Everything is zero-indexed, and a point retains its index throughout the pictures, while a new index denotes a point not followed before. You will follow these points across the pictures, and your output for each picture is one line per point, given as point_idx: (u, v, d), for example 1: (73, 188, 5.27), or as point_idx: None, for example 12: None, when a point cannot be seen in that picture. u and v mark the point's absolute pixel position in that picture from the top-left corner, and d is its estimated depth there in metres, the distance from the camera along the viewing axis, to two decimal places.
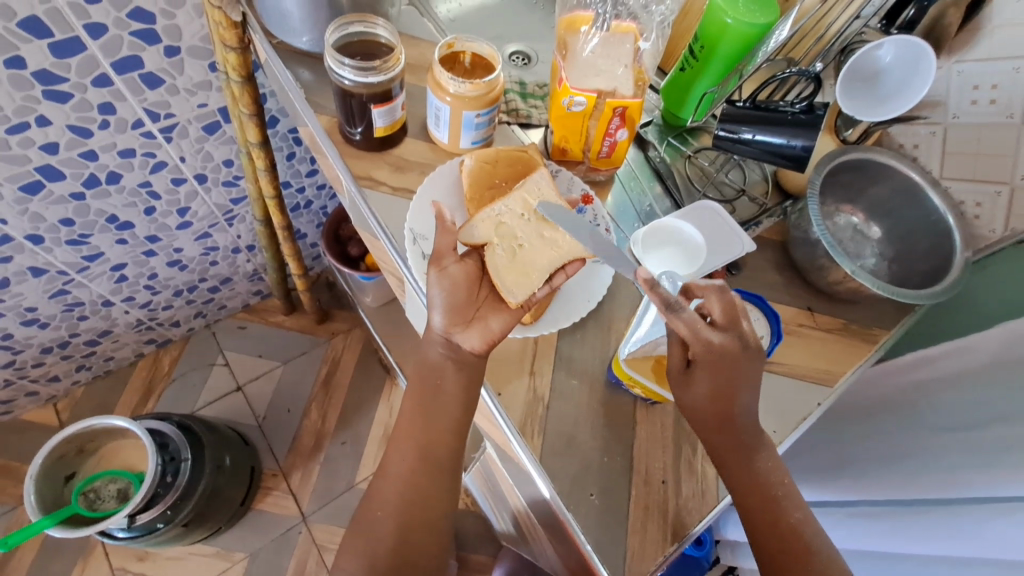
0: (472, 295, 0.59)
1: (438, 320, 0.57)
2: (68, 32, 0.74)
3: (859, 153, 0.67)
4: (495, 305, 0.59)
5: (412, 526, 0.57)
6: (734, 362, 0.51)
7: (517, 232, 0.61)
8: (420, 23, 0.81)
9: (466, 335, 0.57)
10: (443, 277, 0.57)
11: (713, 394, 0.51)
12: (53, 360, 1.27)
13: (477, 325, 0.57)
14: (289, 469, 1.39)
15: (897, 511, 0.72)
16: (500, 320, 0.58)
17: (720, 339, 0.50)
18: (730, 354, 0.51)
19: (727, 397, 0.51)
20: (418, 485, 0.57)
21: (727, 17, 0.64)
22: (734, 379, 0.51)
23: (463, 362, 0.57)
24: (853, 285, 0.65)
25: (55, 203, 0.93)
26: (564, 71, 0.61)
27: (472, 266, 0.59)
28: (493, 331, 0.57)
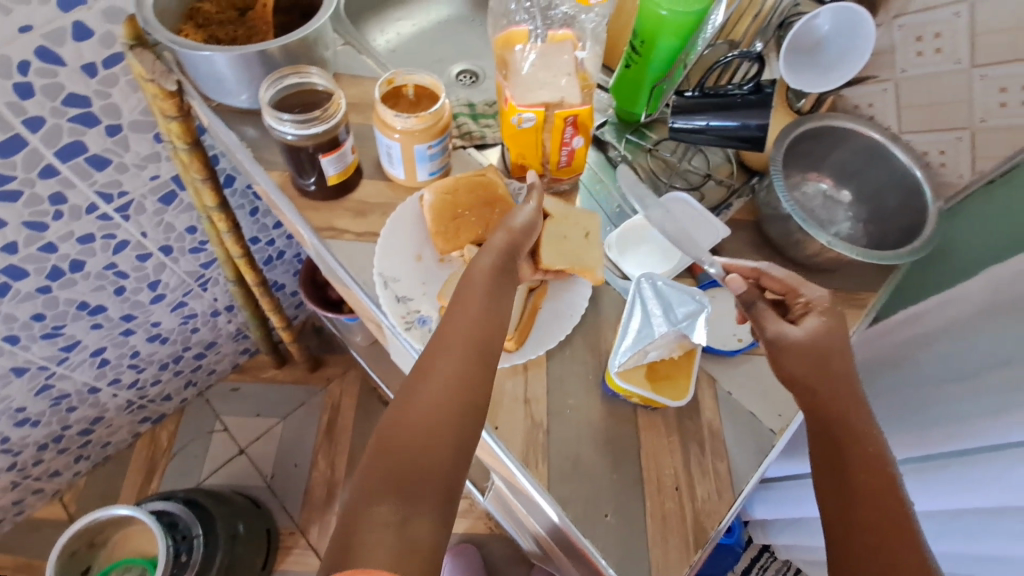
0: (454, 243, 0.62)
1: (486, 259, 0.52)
2: (7, 130, 0.73)
3: (814, 122, 0.67)
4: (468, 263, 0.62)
5: (411, 438, 0.42)
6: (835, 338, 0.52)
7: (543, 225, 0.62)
8: (358, 61, 0.80)
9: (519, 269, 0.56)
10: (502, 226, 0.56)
11: (812, 362, 0.50)
12: (49, 456, 1.24)
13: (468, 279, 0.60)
14: (306, 525, 1.35)
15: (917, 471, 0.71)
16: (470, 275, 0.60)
17: (808, 295, 0.54)
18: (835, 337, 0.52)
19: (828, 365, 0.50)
20: (445, 385, 0.45)
21: (662, 9, 0.63)
22: (832, 356, 0.51)
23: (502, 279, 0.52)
24: (832, 254, 0.64)
25: (22, 300, 0.91)
26: (508, 90, 0.61)
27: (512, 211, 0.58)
28: (495, 248, 0.54)
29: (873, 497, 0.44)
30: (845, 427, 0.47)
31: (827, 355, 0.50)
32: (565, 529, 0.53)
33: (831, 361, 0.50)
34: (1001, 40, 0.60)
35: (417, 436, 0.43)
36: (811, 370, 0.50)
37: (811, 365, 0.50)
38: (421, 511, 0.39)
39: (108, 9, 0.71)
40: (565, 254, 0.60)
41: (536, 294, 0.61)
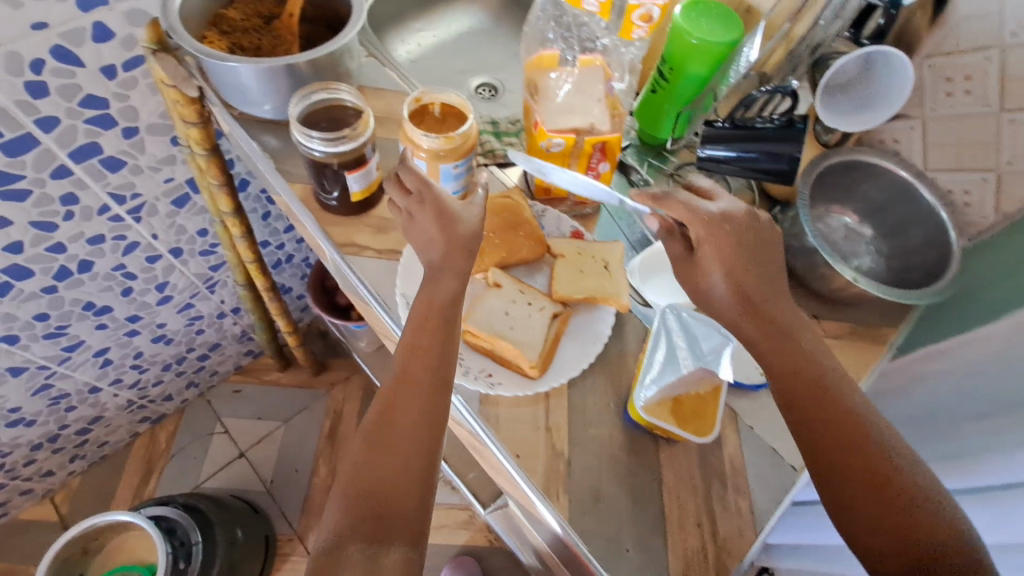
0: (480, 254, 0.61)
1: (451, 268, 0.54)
2: (19, 130, 0.71)
3: (841, 156, 0.67)
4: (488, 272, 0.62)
5: (377, 482, 0.45)
6: (755, 258, 0.51)
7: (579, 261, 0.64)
8: (382, 73, 0.80)
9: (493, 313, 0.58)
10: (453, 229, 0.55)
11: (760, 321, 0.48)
12: (46, 455, 1.22)
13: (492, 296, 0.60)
14: (304, 532, 1.34)
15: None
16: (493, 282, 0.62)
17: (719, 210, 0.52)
18: (749, 244, 0.51)
19: (756, 302, 0.49)
20: (406, 426, 0.47)
21: (693, 39, 0.63)
22: (753, 285, 0.50)
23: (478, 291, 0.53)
24: (857, 290, 0.64)
25: (27, 300, 0.89)
26: (537, 114, 0.60)
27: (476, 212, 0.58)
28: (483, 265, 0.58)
29: (873, 472, 0.42)
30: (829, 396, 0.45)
31: (755, 288, 0.49)
32: (582, 561, 0.52)
33: (762, 299, 0.49)
34: None
35: (379, 483, 0.45)
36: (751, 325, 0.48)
37: (774, 331, 0.48)
38: (393, 553, 0.42)
39: (130, 11, 0.69)
40: (585, 285, 0.62)
41: (559, 320, 0.60)
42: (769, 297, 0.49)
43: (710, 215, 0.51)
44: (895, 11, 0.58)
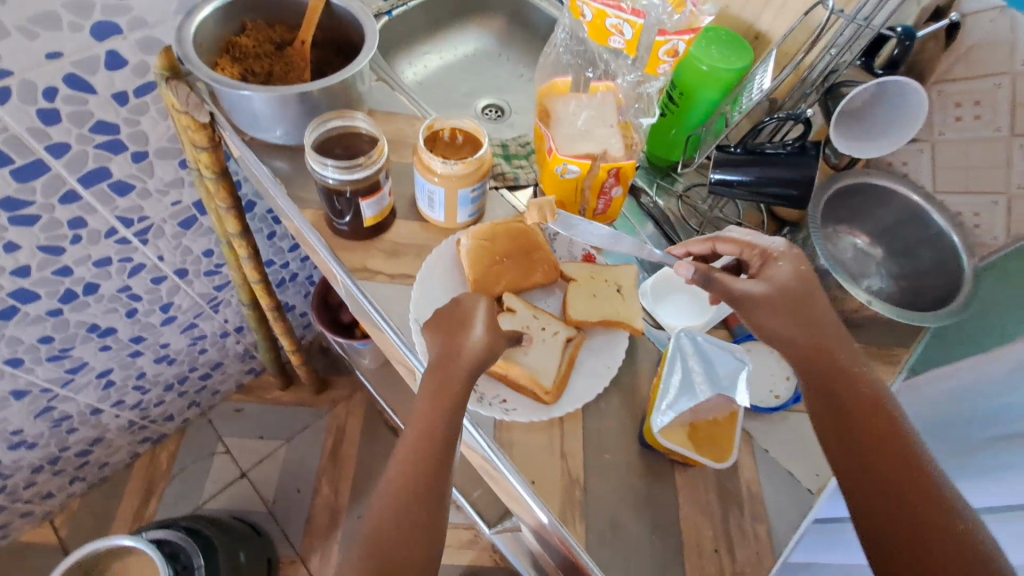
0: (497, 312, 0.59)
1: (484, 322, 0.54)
2: (29, 156, 0.71)
3: (851, 178, 0.68)
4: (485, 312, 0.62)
5: (407, 525, 0.46)
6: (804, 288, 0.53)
7: (591, 286, 0.64)
8: (392, 97, 0.80)
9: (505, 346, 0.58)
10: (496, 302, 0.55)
11: (809, 334, 0.51)
12: (45, 478, 1.20)
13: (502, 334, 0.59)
14: (306, 553, 1.32)
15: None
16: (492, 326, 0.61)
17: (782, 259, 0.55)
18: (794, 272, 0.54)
19: (815, 325, 0.52)
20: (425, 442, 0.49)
21: (703, 65, 0.65)
22: (812, 308, 0.52)
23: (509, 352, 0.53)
24: (867, 311, 0.65)
25: (31, 324, 0.89)
26: (552, 141, 0.61)
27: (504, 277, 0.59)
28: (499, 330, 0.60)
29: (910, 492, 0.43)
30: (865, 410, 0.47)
31: (811, 309, 0.52)
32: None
33: (815, 319, 0.52)
34: None
35: (406, 525, 0.46)
36: (803, 336, 0.51)
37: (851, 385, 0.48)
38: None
39: (143, 39, 0.69)
40: (599, 310, 0.62)
41: (574, 344, 0.60)
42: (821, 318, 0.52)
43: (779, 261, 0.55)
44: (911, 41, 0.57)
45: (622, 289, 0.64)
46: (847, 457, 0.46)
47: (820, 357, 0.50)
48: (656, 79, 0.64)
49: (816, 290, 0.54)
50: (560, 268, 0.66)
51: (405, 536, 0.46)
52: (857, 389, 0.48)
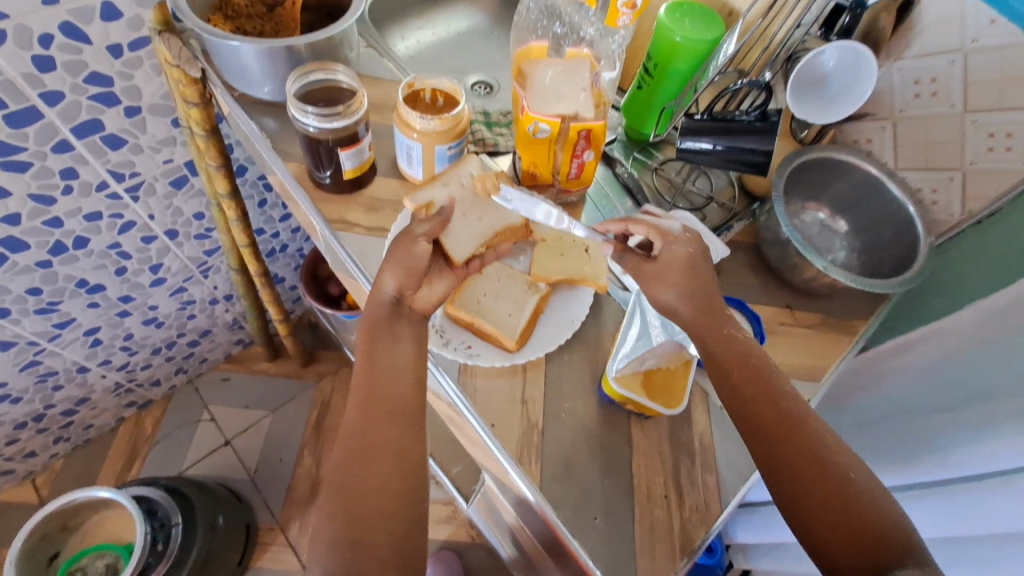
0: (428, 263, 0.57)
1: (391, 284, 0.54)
2: (23, 101, 0.73)
3: (816, 152, 0.70)
4: (438, 269, 0.60)
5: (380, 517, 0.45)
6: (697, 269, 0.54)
7: (558, 243, 0.66)
8: (379, 63, 0.81)
9: (420, 298, 0.56)
10: (406, 249, 0.55)
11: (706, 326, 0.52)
12: (29, 434, 1.21)
13: (427, 289, 0.57)
14: (285, 521, 1.34)
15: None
16: (444, 283, 0.59)
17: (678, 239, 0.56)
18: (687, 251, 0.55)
19: (711, 312, 0.52)
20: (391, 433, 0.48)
21: (676, 36, 0.67)
22: (705, 296, 0.53)
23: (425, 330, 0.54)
24: (827, 280, 0.67)
25: (20, 273, 0.91)
26: (525, 100, 0.63)
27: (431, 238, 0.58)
28: (437, 295, 0.58)
29: (820, 483, 0.44)
30: (771, 407, 0.47)
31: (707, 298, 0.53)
32: (549, 524, 0.53)
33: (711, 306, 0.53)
34: (990, 90, 0.65)
35: (377, 523, 0.45)
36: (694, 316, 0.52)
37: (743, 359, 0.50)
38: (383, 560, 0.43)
39: None
40: (565, 266, 0.64)
41: (540, 298, 0.62)
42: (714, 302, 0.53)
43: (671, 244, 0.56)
44: (862, 10, 0.62)
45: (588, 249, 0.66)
46: (759, 455, 0.46)
47: (720, 349, 0.50)
48: (617, 34, 0.72)
49: (709, 280, 0.54)
50: (532, 228, 0.67)
51: (381, 528, 0.45)
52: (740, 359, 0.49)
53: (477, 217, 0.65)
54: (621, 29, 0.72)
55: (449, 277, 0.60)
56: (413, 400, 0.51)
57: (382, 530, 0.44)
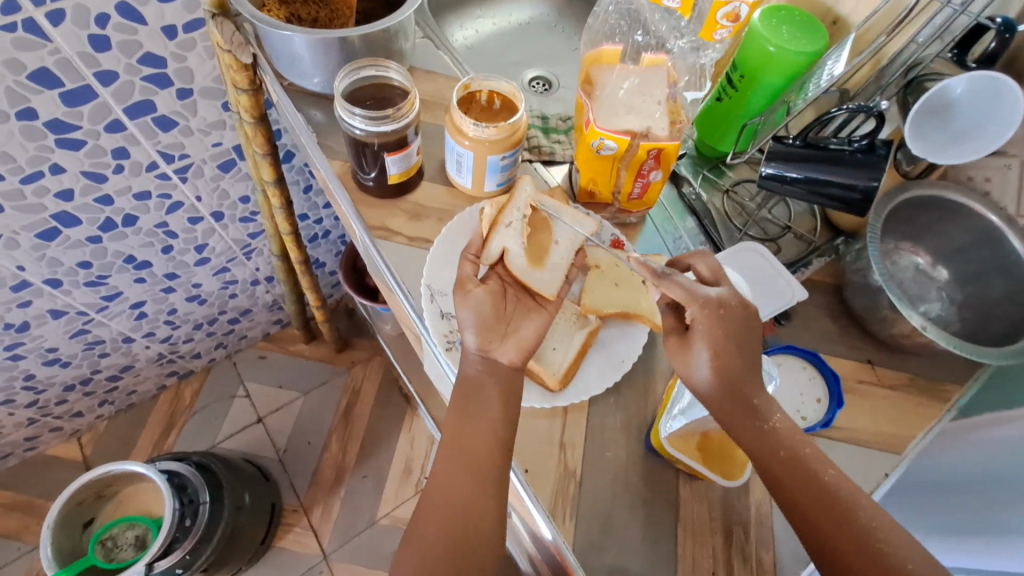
0: (501, 311, 0.55)
1: (469, 340, 0.53)
2: (78, 80, 0.72)
3: (921, 189, 0.62)
4: (528, 313, 0.57)
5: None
6: (736, 324, 0.49)
7: (612, 273, 0.61)
8: (435, 56, 0.76)
9: (503, 349, 0.53)
10: (468, 302, 0.54)
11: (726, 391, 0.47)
12: (76, 396, 1.25)
13: (510, 339, 0.54)
14: (309, 505, 1.34)
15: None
16: (535, 325, 0.55)
17: (717, 294, 0.50)
18: (733, 312, 0.50)
19: (738, 381, 0.48)
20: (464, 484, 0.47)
21: (771, 46, 0.59)
22: (738, 362, 0.48)
23: (502, 378, 0.52)
24: (921, 339, 0.59)
25: (72, 247, 0.92)
26: (591, 111, 0.57)
27: (496, 285, 0.57)
28: (527, 340, 0.54)
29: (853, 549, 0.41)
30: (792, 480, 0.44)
31: (735, 366, 0.48)
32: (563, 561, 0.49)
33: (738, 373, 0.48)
34: None
35: None
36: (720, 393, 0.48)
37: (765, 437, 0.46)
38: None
39: None
40: (620, 301, 0.59)
41: (589, 333, 0.57)
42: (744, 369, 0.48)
43: (706, 296, 0.50)
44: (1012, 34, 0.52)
45: (647, 281, 0.61)
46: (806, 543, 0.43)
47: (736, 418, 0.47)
48: (713, 47, 0.64)
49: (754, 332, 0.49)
50: (587, 251, 0.62)
51: None
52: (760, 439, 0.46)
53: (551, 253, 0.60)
54: (719, 43, 0.64)
55: (544, 315, 0.56)
56: (483, 450, 0.48)
57: None
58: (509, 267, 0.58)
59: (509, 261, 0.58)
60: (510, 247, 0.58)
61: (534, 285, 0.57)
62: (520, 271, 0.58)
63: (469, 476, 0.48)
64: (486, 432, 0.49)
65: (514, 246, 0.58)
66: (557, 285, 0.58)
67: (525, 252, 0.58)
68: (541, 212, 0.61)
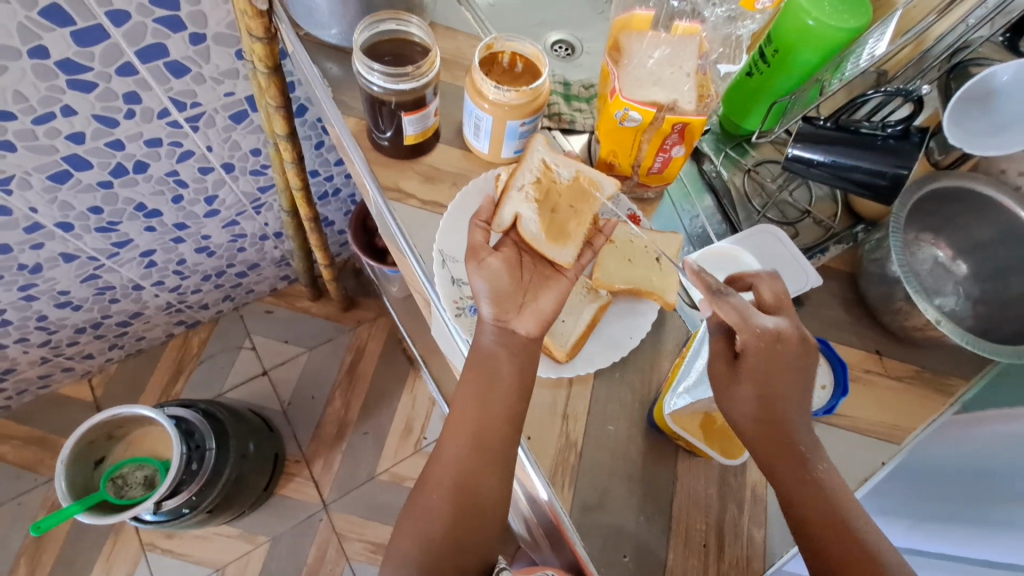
0: (517, 281, 0.55)
1: (486, 311, 0.53)
2: (90, 20, 0.70)
3: (950, 180, 0.61)
4: (546, 281, 0.56)
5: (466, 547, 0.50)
6: (787, 358, 0.48)
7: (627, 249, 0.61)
8: (456, 12, 0.73)
9: (522, 323, 0.54)
10: (483, 271, 0.53)
11: (761, 406, 0.47)
12: (87, 339, 1.27)
13: (530, 310, 0.54)
14: (311, 456, 1.38)
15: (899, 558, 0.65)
16: (552, 296, 0.55)
17: (774, 326, 0.49)
18: (787, 348, 0.48)
19: (777, 396, 0.47)
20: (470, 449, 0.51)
21: (810, 19, 0.57)
22: (784, 388, 0.48)
23: (519, 348, 0.53)
24: (934, 333, 0.59)
25: (83, 192, 0.92)
26: (616, 81, 0.55)
27: (511, 253, 0.56)
28: (546, 311, 0.54)
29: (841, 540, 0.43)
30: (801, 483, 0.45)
31: (781, 394, 0.47)
32: (558, 522, 0.51)
33: (782, 398, 0.47)
34: None
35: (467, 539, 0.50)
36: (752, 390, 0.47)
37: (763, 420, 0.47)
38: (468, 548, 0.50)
39: None
40: (630, 277, 0.59)
41: (599, 307, 0.58)
42: (791, 397, 0.48)
43: (761, 328, 0.48)
44: None
45: (661, 257, 0.60)
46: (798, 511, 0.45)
47: (767, 440, 0.46)
48: (751, 18, 0.61)
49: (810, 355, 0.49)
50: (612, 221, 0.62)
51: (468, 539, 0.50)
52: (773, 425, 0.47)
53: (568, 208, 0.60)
54: (757, 14, 0.61)
55: (562, 283, 0.56)
56: (491, 416, 0.51)
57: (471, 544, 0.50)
58: (521, 235, 0.57)
59: (522, 227, 0.57)
60: (522, 212, 0.57)
61: (548, 251, 0.57)
62: (532, 239, 0.57)
63: (474, 442, 0.51)
64: (494, 401, 0.51)
65: (525, 209, 0.57)
66: (575, 250, 0.57)
67: (538, 218, 0.57)
68: (552, 171, 0.60)
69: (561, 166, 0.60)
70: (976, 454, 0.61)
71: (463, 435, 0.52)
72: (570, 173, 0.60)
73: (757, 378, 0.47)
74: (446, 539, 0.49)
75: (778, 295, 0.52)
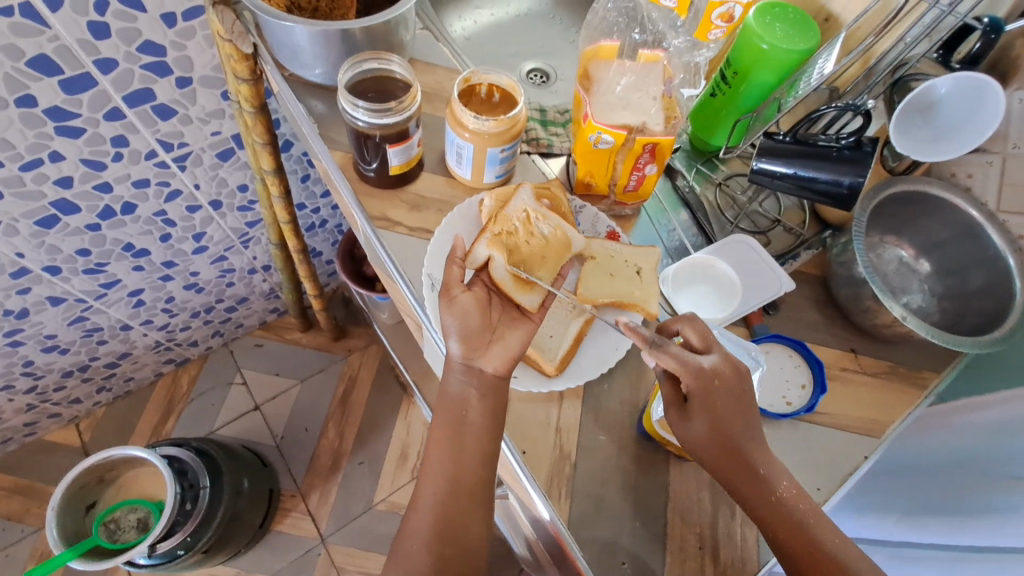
0: (486, 319, 0.56)
1: (454, 348, 0.55)
2: (78, 68, 0.72)
3: (907, 185, 0.64)
4: (512, 322, 0.58)
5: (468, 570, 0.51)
6: (728, 389, 0.49)
7: (607, 268, 0.63)
8: (435, 48, 0.77)
9: (488, 356, 0.55)
10: (452, 309, 0.55)
11: (712, 428, 0.48)
12: (74, 383, 1.26)
13: (495, 346, 0.55)
14: (307, 490, 1.36)
15: (886, 552, 0.65)
16: (519, 336, 0.57)
17: (710, 364, 0.50)
18: (726, 381, 0.50)
19: (727, 428, 0.49)
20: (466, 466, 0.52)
21: (764, 43, 0.61)
22: (733, 418, 0.49)
23: (495, 390, 0.54)
24: (902, 329, 0.62)
25: (71, 235, 0.93)
26: (588, 107, 0.59)
27: (481, 293, 0.58)
28: (513, 349, 0.56)
29: (800, 547, 0.45)
30: (765, 505, 0.47)
31: (728, 421, 0.49)
32: (556, 535, 0.52)
33: (729, 425, 0.49)
34: None
35: (466, 556, 0.51)
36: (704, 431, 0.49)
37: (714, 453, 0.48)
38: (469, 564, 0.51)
39: None
40: (606, 294, 0.61)
41: (585, 320, 0.60)
42: (745, 424, 0.49)
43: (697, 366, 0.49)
44: (995, 37, 0.54)
45: (641, 271, 0.63)
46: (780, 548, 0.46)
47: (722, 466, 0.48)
48: (707, 46, 0.68)
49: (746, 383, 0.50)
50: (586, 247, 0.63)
51: (468, 556, 0.51)
52: (736, 461, 0.48)
53: (539, 256, 0.62)
54: (712, 43, 0.68)
55: (527, 326, 0.57)
56: (484, 434, 0.53)
57: (469, 560, 0.51)
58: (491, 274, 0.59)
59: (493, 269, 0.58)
60: (493, 256, 0.59)
61: (516, 295, 0.58)
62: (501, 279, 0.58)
63: (469, 459, 0.52)
64: (488, 420, 0.53)
65: (498, 254, 0.58)
66: (539, 297, 0.59)
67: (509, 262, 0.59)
68: (533, 217, 0.62)
69: (541, 220, 0.62)
70: (955, 444, 0.63)
71: (457, 454, 0.53)
72: (551, 226, 0.62)
73: (708, 410, 0.49)
74: (447, 557, 0.50)
75: (702, 331, 0.52)
